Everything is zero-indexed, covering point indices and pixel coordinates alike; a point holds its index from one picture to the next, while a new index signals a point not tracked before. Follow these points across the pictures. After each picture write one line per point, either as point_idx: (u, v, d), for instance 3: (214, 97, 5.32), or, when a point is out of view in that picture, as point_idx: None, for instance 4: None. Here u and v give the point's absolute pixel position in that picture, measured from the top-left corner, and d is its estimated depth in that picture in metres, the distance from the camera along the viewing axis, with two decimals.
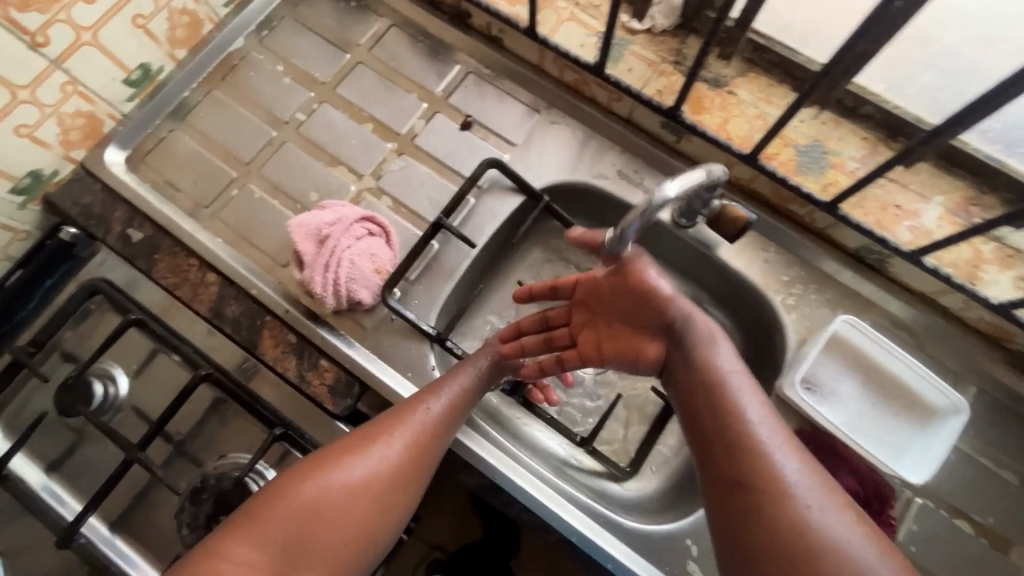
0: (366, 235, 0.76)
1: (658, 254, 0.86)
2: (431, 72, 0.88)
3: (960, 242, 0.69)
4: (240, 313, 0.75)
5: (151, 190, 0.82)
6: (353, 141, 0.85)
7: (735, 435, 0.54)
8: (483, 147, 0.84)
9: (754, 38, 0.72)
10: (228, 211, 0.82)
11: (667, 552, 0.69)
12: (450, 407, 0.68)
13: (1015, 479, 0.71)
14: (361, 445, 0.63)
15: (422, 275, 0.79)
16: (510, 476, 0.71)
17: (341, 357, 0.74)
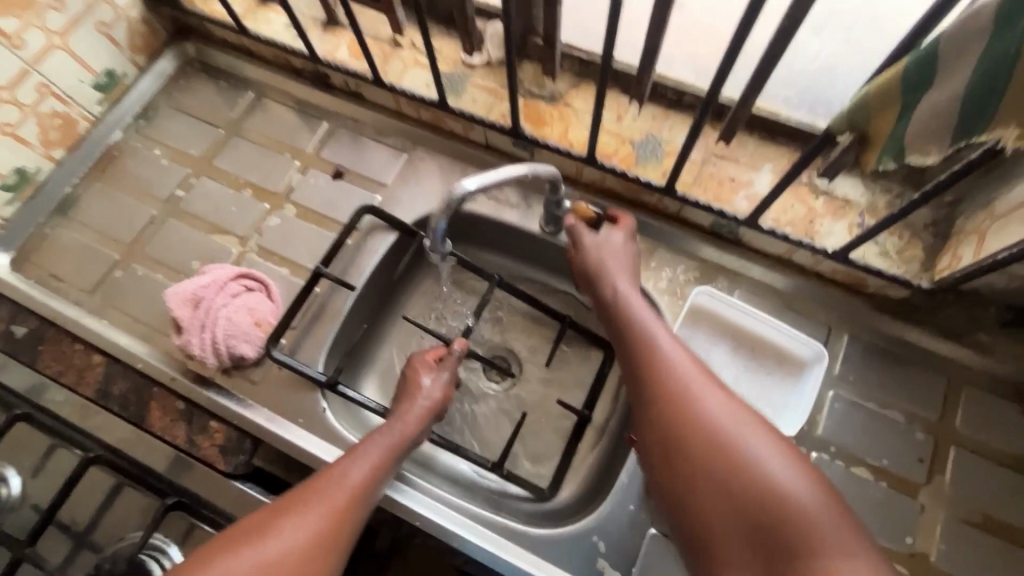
0: (242, 291, 0.78)
1: (542, 263, 0.89)
2: (301, 132, 0.93)
3: (793, 201, 0.74)
4: (126, 389, 0.76)
5: (36, 285, 0.83)
6: (232, 207, 0.88)
7: (656, 381, 0.59)
8: (355, 192, 0.88)
9: (571, 54, 0.80)
10: (114, 293, 0.84)
11: (576, 551, 0.68)
12: (371, 470, 0.64)
13: (903, 419, 0.72)
14: (277, 519, 0.59)
15: (308, 322, 0.80)
16: (410, 504, 0.69)
17: (230, 416, 0.74)
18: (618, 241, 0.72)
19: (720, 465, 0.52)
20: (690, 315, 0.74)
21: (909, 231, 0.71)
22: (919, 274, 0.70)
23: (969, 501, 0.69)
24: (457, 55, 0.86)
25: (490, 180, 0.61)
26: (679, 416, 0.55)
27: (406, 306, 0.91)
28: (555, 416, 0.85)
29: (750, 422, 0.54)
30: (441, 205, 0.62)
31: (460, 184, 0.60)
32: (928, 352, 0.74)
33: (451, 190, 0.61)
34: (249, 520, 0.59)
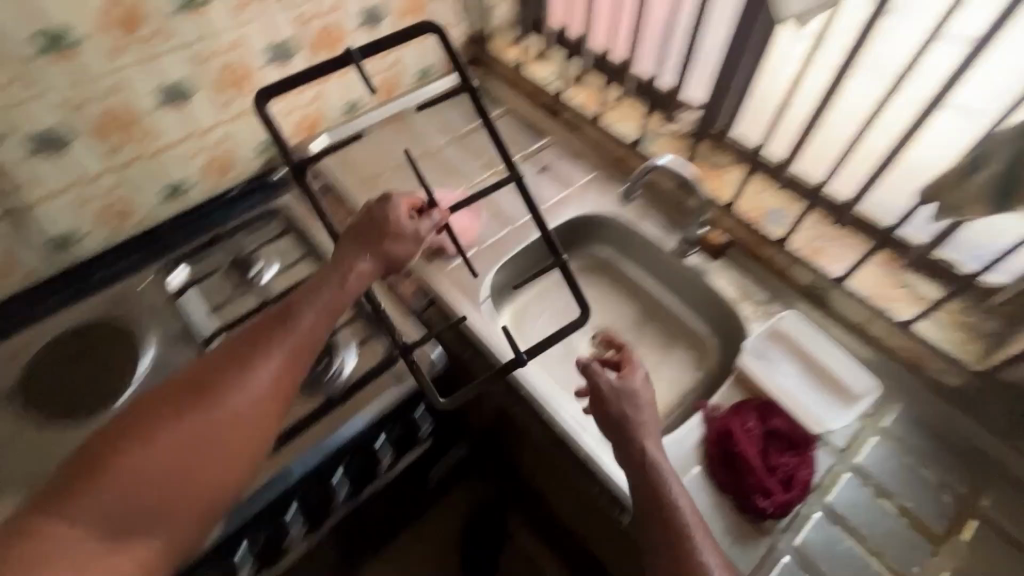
0: (463, 216, 1.14)
1: (664, 278, 1.16)
2: (523, 135, 1.28)
3: (880, 282, 0.96)
4: None
5: (335, 165, 1.25)
6: (470, 166, 1.27)
7: (635, 458, 0.69)
8: (548, 185, 1.21)
9: (737, 141, 1.11)
10: (377, 185, 1.22)
11: None
12: (311, 335, 0.69)
13: (935, 481, 0.84)
14: (233, 369, 0.65)
15: (490, 249, 1.12)
16: (522, 378, 0.93)
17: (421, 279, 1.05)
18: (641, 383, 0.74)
19: (673, 546, 0.63)
20: (772, 329, 0.97)
21: (971, 330, 0.90)
22: (972, 360, 0.88)
23: (982, 566, 0.78)
24: (657, 121, 1.21)
25: (673, 165, 0.99)
26: (653, 501, 0.66)
27: (553, 278, 1.23)
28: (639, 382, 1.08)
29: (707, 532, 0.65)
30: (641, 168, 1.02)
31: (657, 159, 0.99)
32: (972, 441, 0.87)
33: (649, 162, 1.01)
34: (193, 385, 0.64)
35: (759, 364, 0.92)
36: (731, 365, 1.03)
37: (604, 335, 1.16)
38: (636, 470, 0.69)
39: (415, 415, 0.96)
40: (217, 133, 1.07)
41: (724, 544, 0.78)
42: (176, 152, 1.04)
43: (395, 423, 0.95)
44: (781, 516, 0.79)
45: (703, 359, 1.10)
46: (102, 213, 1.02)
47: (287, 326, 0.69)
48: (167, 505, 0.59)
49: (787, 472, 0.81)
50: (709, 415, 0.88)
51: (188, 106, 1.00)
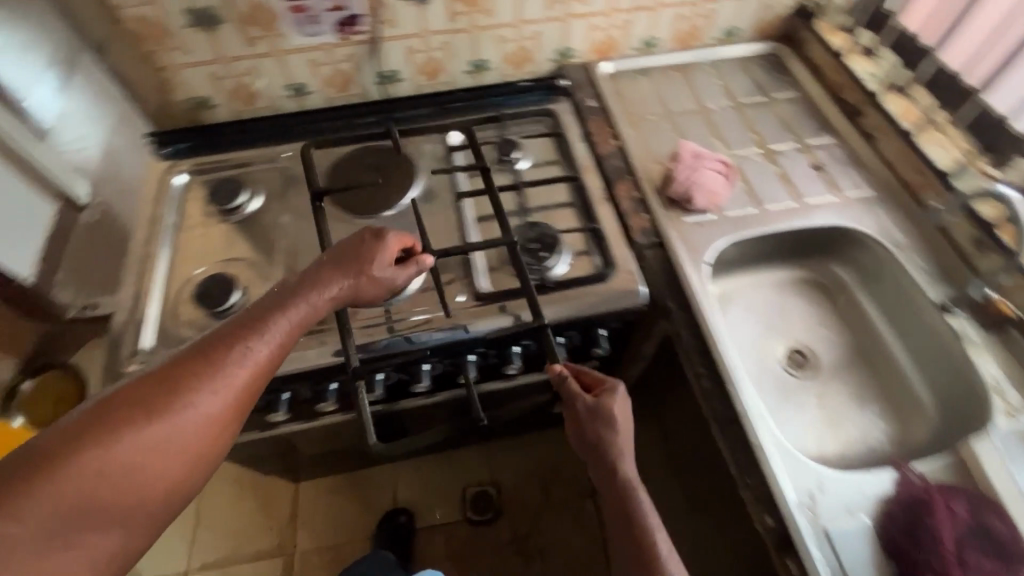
0: (716, 171, 0.96)
1: (902, 328, 0.96)
2: (770, 127, 1.09)
3: None
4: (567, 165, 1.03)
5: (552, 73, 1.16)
6: (704, 125, 1.09)
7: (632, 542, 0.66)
8: (767, 168, 1.02)
9: None
10: (605, 111, 1.10)
11: (805, 475, 0.73)
12: (262, 362, 0.64)
13: None
14: (178, 387, 0.58)
15: (723, 217, 0.95)
16: (723, 357, 0.81)
17: (627, 218, 0.94)
18: (620, 408, 0.73)
19: None
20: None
21: None
22: None
23: None
24: (972, 155, 0.96)
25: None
26: None
27: (779, 277, 1.06)
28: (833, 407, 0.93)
29: None
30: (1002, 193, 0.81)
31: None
32: None
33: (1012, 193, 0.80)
34: (121, 407, 0.55)
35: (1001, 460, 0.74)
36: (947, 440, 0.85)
37: (804, 355, 1.00)
38: (610, 488, 0.70)
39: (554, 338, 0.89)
40: (443, 38, 1.06)
41: None
42: (397, 46, 1.05)
43: (533, 340, 0.89)
44: None
45: (903, 429, 0.92)
46: (328, 78, 1.08)
47: (242, 345, 0.63)
48: (89, 538, 0.51)
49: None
50: (908, 479, 0.73)
51: (424, 7, 1.00)
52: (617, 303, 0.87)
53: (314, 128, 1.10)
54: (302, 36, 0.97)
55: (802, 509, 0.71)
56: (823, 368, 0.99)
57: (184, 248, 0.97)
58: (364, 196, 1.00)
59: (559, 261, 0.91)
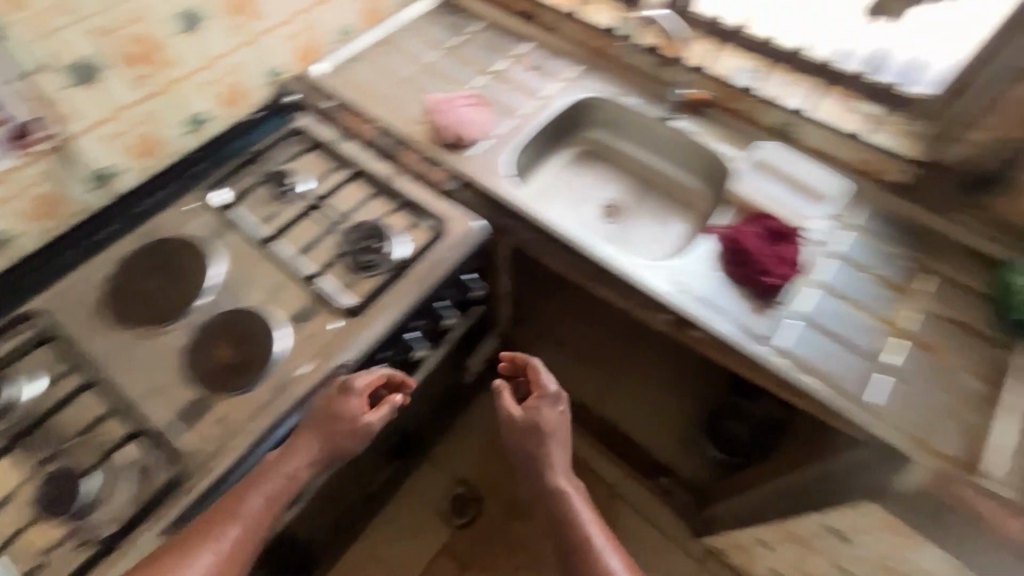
0: (472, 104, 1.22)
1: (657, 150, 1.32)
2: (514, 45, 1.40)
3: (828, 136, 1.14)
4: (388, 141, 1.18)
5: (331, 83, 1.29)
6: (464, 71, 1.34)
7: (547, 469, 1.02)
8: (530, 78, 1.32)
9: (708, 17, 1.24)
10: (383, 97, 1.27)
11: (665, 274, 1.01)
12: (257, 509, 0.78)
13: (900, 253, 1.04)
14: (177, 561, 0.72)
15: (506, 128, 1.22)
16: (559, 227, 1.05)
17: (451, 164, 1.15)
18: (545, 415, 1.03)
19: (569, 527, 0.95)
20: (745, 157, 1.15)
21: (914, 136, 1.08)
22: (919, 156, 1.06)
23: (942, 309, 0.99)
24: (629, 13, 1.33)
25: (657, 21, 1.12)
26: (545, 476, 1.02)
27: (567, 159, 1.37)
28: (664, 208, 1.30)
29: (615, 545, 0.93)
30: None
31: None
32: (917, 221, 1.08)
33: None
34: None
35: (750, 190, 1.10)
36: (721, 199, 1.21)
37: (613, 204, 1.32)
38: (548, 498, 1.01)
39: (467, 273, 1.08)
40: (224, 61, 1.14)
41: (744, 317, 0.97)
42: (171, 89, 1.09)
43: (453, 282, 1.06)
44: (781, 290, 0.98)
45: (695, 211, 1.27)
46: (133, 147, 1.09)
47: (216, 530, 0.75)
48: None
49: (780, 257, 0.99)
50: (717, 233, 1.05)
51: (199, 32, 1.08)
52: (480, 235, 1.07)
53: (147, 214, 1.12)
54: (87, 99, 0.99)
55: (673, 294, 0.99)
56: (626, 203, 1.32)
57: (72, 393, 0.92)
58: (241, 245, 1.07)
59: (392, 246, 1.05)
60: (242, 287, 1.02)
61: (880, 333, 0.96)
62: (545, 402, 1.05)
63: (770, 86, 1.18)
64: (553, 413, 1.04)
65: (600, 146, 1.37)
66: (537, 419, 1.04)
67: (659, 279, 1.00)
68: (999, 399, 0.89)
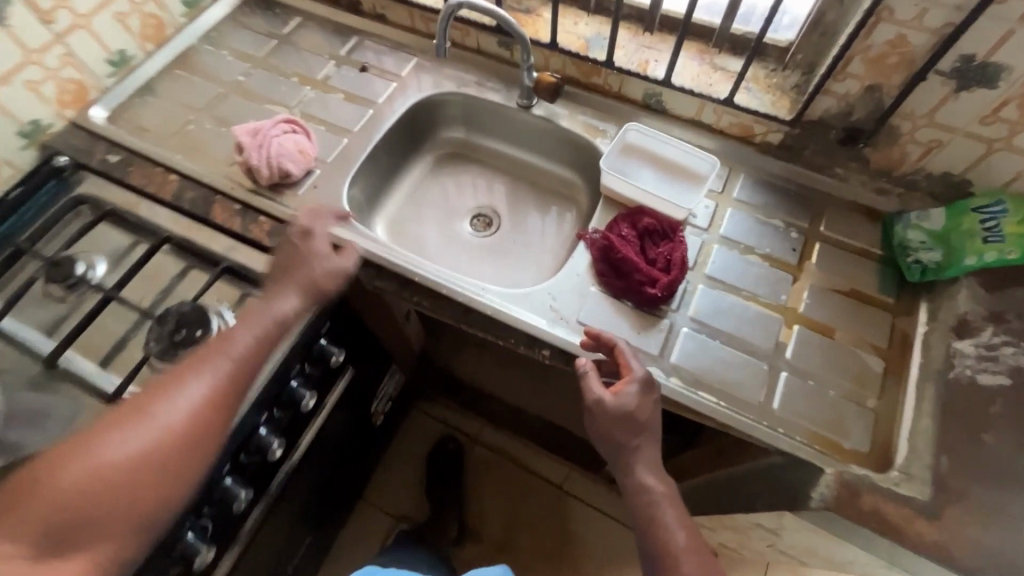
0: (288, 131, 1.02)
1: (520, 141, 1.18)
2: (338, 43, 1.22)
3: (694, 102, 1.01)
4: (198, 196, 0.99)
5: (122, 131, 1.08)
6: (283, 88, 1.15)
7: (624, 446, 0.76)
8: (376, 81, 1.16)
9: None
10: (189, 141, 1.08)
11: (538, 305, 0.89)
12: (242, 348, 0.75)
13: (784, 224, 0.97)
14: (118, 429, 0.65)
15: (337, 155, 1.05)
16: (411, 271, 0.92)
17: (275, 212, 0.97)
18: (635, 398, 0.75)
19: (645, 513, 0.74)
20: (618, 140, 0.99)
21: (776, 90, 0.99)
22: (785, 114, 0.97)
23: (836, 279, 0.92)
24: None
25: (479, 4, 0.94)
26: (616, 455, 0.77)
27: (423, 170, 1.20)
28: (542, 203, 1.18)
29: (694, 537, 0.73)
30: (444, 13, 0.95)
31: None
32: (797, 182, 1.01)
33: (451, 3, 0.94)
34: (68, 445, 0.63)
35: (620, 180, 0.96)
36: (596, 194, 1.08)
37: (482, 215, 1.17)
38: (635, 498, 0.75)
39: (321, 343, 0.94)
40: None
41: (633, 338, 0.86)
42: None
43: (304, 358, 0.91)
44: (670, 297, 0.87)
45: (574, 203, 1.15)
46: None
47: (180, 385, 0.69)
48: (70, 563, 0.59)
49: (665, 259, 0.87)
50: (591, 239, 0.92)
51: None
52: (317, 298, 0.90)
53: None
54: None
55: (550, 326, 0.87)
56: (495, 211, 1.18)
57: None
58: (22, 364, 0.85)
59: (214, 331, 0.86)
60: (32, 419, 0.80)
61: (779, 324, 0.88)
62: (630, 391, 0.76)
63: (624, 49, 1.05)
64: (649, 402, 0.77)
65: (459, 146, 1.22)
66: (641, 409, 0.76)
67: (530, 315, 0.88)
68: (903, 367, 0.84)
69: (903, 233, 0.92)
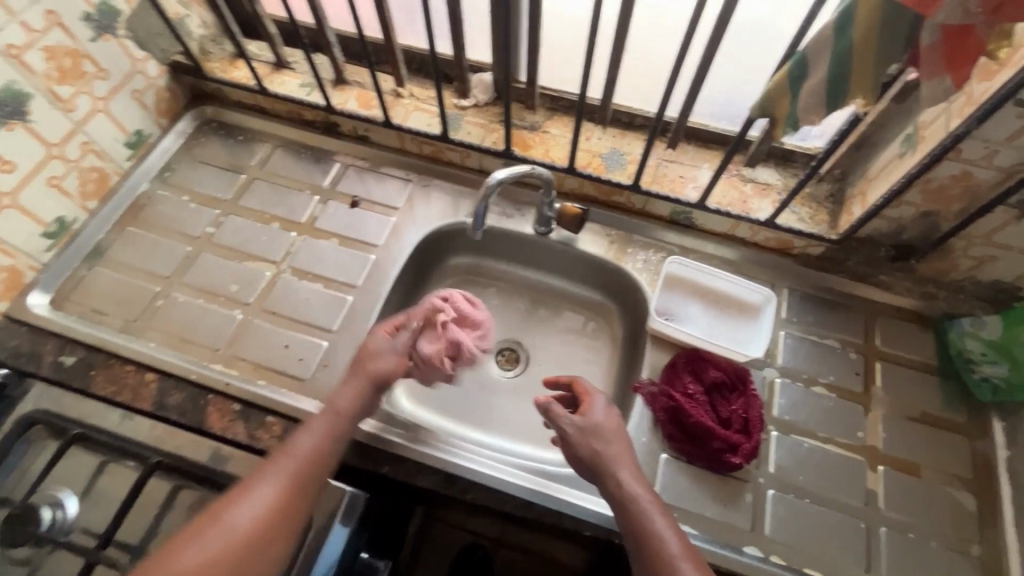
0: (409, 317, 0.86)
1: (538, 263, 1.07)
2: (317, 173, 1.07)
3: (728, 221, 0.95)
4: (183, 398, 0.83)
5: (74, 319, 0.89)
6: (263, 237, 0.99)
7: (597, 455, 0.72)
8: (370, 217, 1.02)
9: (546, 92, 1.01)
10: (159, 319, 0.91)
11: None
12: (315, 449, 0.70)
13: (839, 344, 0.92)
14: (242, 497, 0.63)
15: (342, 321, 0.91)
16: (458, 464, 0.80)
17: (283, 409, 0.82)
18: (604, 414, 0.75)
19: (627, 522, 0.67)
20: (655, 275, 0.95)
21: (812, 202, 0.94)
22: (828, 230, 0.92)
23: (906, 402, 0.87)
24: (452, 100, 1.05)
25: (512, 173, 0.80)
26: (593, 470, 0.72)
27: None
28: (570, 324, 1.06)
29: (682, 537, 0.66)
30: (479, 194, 0.80)
31: (491, 176, 0.79)
32: (842, 292, 0.96)
33: (484, 182, 0.80)
34: (193, 523, 0.61)
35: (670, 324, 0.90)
36: (635, 323, 0.99)
37: (507, 349, 1.06)
38: (623, 512, 0.68)
39: (362, 555, 0.81)
40: None
41: (718, 512, 0.78)
42: None
43: None
44: (750, 460, 0.80)
45: (609, 327, 1.05)
46: None
47: (288, 452, 0.68)
48: None
49: (740, 418, 0.81)
50: (650, 393, 0.84)
51: None
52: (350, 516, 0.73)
53: None
54: None
55: None
56: (521, 342, 1.06)
57: None
58: None
59: None
60: None
61: (863, 466, 0.82)
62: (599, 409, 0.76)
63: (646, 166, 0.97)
64: (608, 411, 0.76)
65: (471, 271, 1.10)
66: (609, 420, 0.75)
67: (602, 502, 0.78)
68: (993, 498, 0.80)
69: (960, 342, 0.89)
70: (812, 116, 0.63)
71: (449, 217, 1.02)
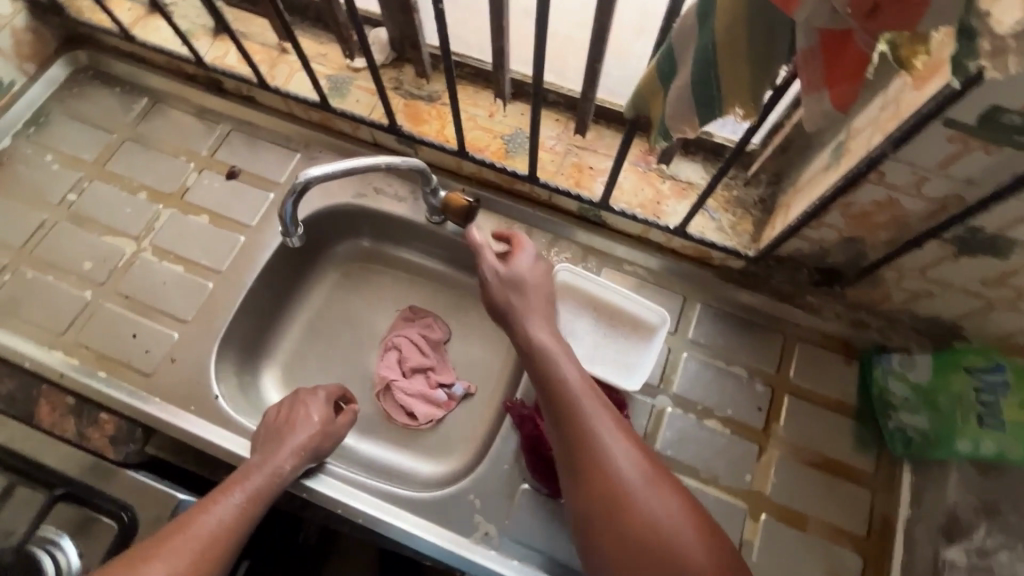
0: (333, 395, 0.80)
1: (438, 252, 0.97)
2: (196, 136, 0.96)
3: (637, 225, 0.83)
4: (15, 387, 0.77)
5: None
6: (126, 209, 0.90)
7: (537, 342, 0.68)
8: (246, 192, 0.91)
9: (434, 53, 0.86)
10: (3, 296, 0.84)
11: (452, 513, 0.73)
12: (244, 502, 0.65)
13: (746, 373, 0.82)
14: (152, 555, 0.57)
15: (197, 311, 0.83)
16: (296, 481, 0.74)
17: (119, 407, 0.77)
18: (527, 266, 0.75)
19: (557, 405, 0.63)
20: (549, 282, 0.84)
21: (737, 208, 0.81)
22: (748, 244, 0.80)
23: (810, 445, 0.78)
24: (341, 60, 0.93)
25: (335, 169, 0.66)
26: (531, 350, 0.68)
27: (324, 289, 0.98)
28: (468, 321, 0.97)
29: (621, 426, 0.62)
30: (287, 189, 0.66)
31: (303, 173, 0.65)
32: (763, 312, 0.84)
33: (295, 178, 0.65)
34: None
35: None
36: None
37: None
38: (554, 391, 0.64)
39: None
40: None
41: (570, 554, 0.71)
42: None
43: None
44: None
45: None
46: None
47: (214, 506, 0.63)
48: None
49: None
50: (519, 415, 0.76)
51: None
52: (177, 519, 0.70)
53: None
54: None
55: (468, 545, 0.71)
56: None
57: None
58: None
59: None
60: None
61: (744, 514, 0.74)
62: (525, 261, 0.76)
63: (551, 153, 0.85)
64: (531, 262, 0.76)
65: (368, 255, 1.00)
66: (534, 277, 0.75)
67: (441, 533, 0.72)
68: (882, 560, 0.73)
69: (884, 383, 0.78)
70: (683, 126, 0.50)
71: (334, 197, 0.91)
